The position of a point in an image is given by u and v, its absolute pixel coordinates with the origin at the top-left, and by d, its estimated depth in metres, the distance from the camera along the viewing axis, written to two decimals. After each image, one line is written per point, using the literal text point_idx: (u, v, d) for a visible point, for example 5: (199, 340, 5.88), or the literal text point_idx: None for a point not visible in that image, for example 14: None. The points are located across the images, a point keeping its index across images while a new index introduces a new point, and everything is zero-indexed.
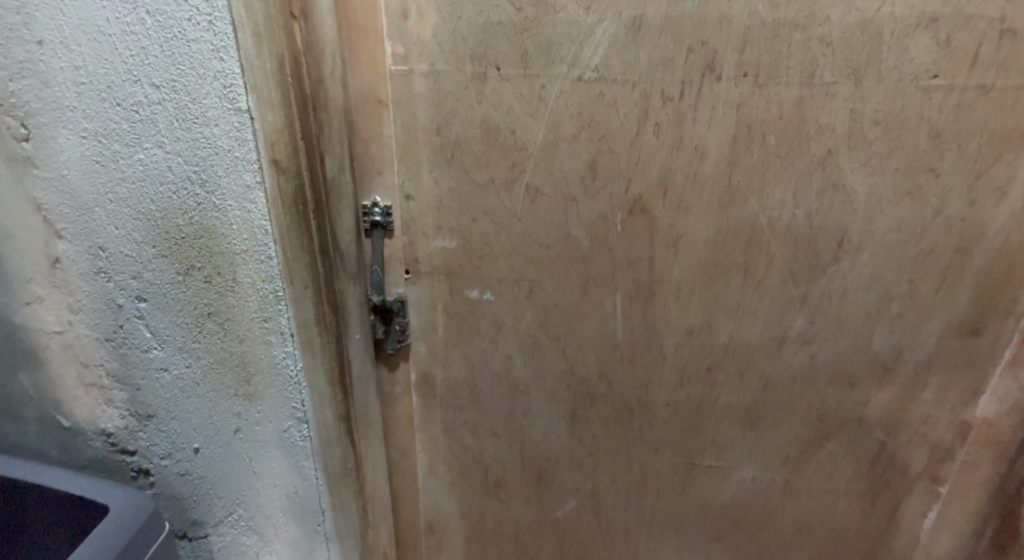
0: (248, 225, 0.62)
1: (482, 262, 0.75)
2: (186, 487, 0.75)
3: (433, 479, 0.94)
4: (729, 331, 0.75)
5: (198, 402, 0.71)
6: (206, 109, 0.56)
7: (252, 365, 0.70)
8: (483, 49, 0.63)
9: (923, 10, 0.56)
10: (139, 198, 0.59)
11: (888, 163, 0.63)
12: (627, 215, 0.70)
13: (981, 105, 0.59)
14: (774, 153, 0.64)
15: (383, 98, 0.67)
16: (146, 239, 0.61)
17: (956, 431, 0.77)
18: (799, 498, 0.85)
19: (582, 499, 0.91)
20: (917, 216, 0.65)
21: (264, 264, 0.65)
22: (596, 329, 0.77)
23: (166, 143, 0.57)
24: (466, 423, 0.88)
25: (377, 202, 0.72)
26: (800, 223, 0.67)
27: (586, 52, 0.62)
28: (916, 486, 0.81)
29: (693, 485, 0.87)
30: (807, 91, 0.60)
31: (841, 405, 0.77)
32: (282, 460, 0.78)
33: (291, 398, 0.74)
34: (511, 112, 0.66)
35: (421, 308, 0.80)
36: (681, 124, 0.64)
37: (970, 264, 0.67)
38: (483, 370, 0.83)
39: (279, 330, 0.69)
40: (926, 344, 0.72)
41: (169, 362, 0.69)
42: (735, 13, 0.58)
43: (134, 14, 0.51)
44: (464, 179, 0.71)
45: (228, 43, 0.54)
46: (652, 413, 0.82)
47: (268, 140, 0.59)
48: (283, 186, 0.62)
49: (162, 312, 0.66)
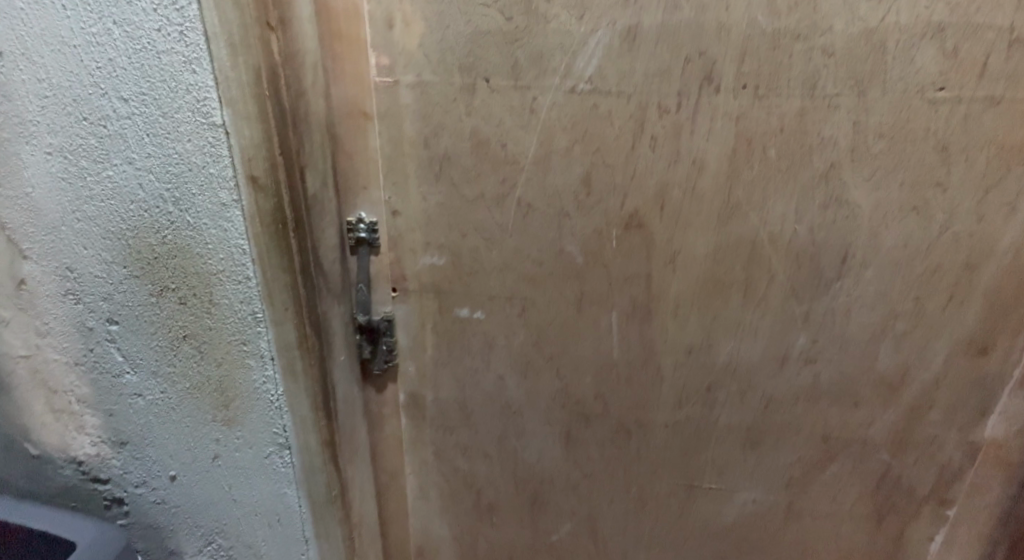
0: (224, 245, 0.58)
1: (473, 279, 0.72)
2: (163, 513, 0.75)
3: (423, 503, 0.90)
4: (730, 349, 0.72)
5: (174, 427, 0.69)
6: (177, 124, 0.53)
7: (230, 390, 0.67)
8: (472, 60, 0.61)
9: (930, 19, 0.53)
10: (108, 218, 0.57)
11: (893, 177, 0.60)
12: (623, 230, 0.67)
13: (990, 118, 0.57)
14: (775, 167, 0.61)
15: (369, 111, 0.64)
16: (116, 260, 0.59)
17: (965, 453, 0.74)
18: (802, 521, 0.82)
19: (578, 522, 0.88)
20: (924, 232, 0.63)
21: (242, 285, 0.61)
22: (591, 347, 0.74)
23: (135, 160, 0.54)
24: (458, 444, 0.84)
25: (362, 217, 0.69)
26: (802, 238, 0.64)
27: (579, 62, 0.59)
28: (924, 509, 0.79)
29: (693, 508, 0.84)
30: (808, 103, 0.58)
31: (845, 427, 0.74)
32: (264, 489, 0.74)
33: (272, 426, 0.69)
34: (501, 124, 0.63)
35: (409, 326, 0.77)
36: (678, 136, 0.61)
37: (979, 281, 0.64)
38: (474, 390, 0.80)
39: (258, 353, 0.64)
40: (934, 363, 0.69)
41: (142, 387, 0.67)
42: (734, 23, 0.56)
43: (101, 25, 0.49)
44: (453, 194, 0.68)
45: (200, 55, 0.50)
46: (650, 434, 0.79)
47: (243, 156, 0.55)
48: (261, 204, 0.57)
49: (135, 334, 0.64)
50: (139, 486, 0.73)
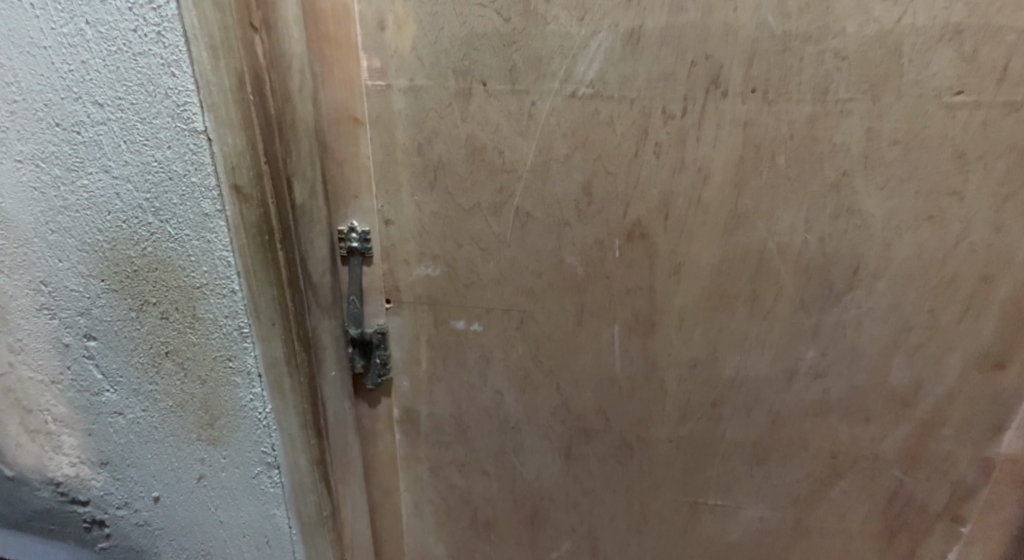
0: (208, 257, 0.55)
1: (468, 290, 0.70)
2: (147, 535, 0.72)
3: (418, 521, 0.87)
4: (736, 363, 0.69)
5: (157, 446, 0.66)
6: (156, 130, 0.50)
7: (215, 409, 0.64)
8: (468, 63, 0.58)
9: (947, 21, 0.51)
10: (84, 229, 0.54)
11: (908, 185, 0.58)
12: (624, 241, 0.64)
13: (1009, 123, 0.54)
14: (785, 174, 0.59)
15: (359, 116, 0.61)
16: (93, 273, 0.56)
17: (979, 469, 0.72)
18: (810, 538, 0.80)
19: (578, 540, 0.85)
20: (939, 242, 0.60)
21: (226, 299, 0.58)
22: (592, 361, 0.72)
23: (112, 168, 0.51)
24: (454, 461, 0.81)
25: (354, 227, 0.66)
26: (812, 248, 0.62)
27: (580, 66, 0.57)
28: (936, 526, 0.76)
29: (697, 526, 0.81)
30: (819, 108, 0.55)
31: (855, 442, 0.72)
32: (252, 510, 0.71)
33: (260, 445, 0.66)
34: (498, 130, 0.60)
35: (402, 339, 0.74)
36: (683, 143, 0.59)
37: (996, 294, 0.62)
38: (471, 405, 0.77)
39: (244, 370, 0.61)
40: (948, 378, 0.67)
41: (123, 405, 0.64)
42: (742, 24, 0.53)
43: (72, 25, 0.46)
44: (448, 203, 0.65)
45: (179, 58, 0.47)
46: (653, 449, 0.76)
47: (227, 164, 0.52)
48: (245, 216, 0.54)
49: (114, 351, 0.61)
50: (120, 508, 0.70)
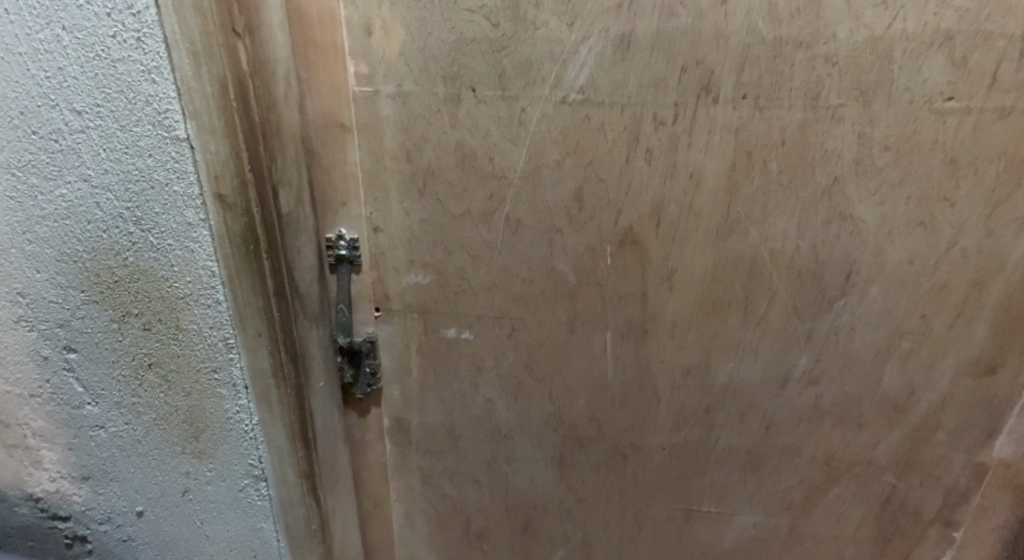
0: (192, 267, 0.55)
1: (459, 298, 0.69)
2: (130, 551, 0.71)
3: (410, 531, 0.86)
4: (730, 369, 0.69)
5: (140, 460, 0.65)
6: (136, 138, 0.49)
7: (200, 421, 0.63)
8: (457, 68, 0.57)
9: (938, 27, 0.51)
10: (62, 239, 0.53)
11: (899, 191, 0.57)
12: (616, 248, 0.64)
13: (1000, 129, 0.54)
14: (777, 181, 0.58)
15: (347, 122, 0.60)
16: (72, 284, 0.55)
17: (972, 474, 0.72)
18: (804, 545, 0.79)
19: (572, 549, 0.84)
20: (931, 248, 0.60)
21: (211, 309, 0.57)
22: (584, 369, 0.71)
23: (91, 177, 0.50)
24: (445, 470, 0.80)
25: (342, 234, 0.64)
26: (804, 255, 0.62)
27: (570, 71, 0.56)
28: (930, 532, 0.76)
29: (692, 533, 0.80)
30: (811, 114, 0.55)
31: (849, 448, 0.71)
32: (238, 523, 0.70)
33: (247, 457, 0.65)
34: (488, 136, 0.60)
35: (392, 348, 0.73)
36: (674, 149, 0.58)
37: (988, 298, 0.62)
38: (463, 413, 0.76)
39: (230, 381, 0.61)
40: (940, 383, 0.67)
41: (105, 418, 0.62)
42: (733, 29, 0.53)
43: (49, 31, 0.45)
44: (438, 210, 0.64)
45: (159, 64, 0.47)
46: (646, 457, 0.76)
47: (211, 172, 0.51)
48: (230, 224, 0.54)
49: (95, 363, 0.59)
50: (103, 523, 0.68)
